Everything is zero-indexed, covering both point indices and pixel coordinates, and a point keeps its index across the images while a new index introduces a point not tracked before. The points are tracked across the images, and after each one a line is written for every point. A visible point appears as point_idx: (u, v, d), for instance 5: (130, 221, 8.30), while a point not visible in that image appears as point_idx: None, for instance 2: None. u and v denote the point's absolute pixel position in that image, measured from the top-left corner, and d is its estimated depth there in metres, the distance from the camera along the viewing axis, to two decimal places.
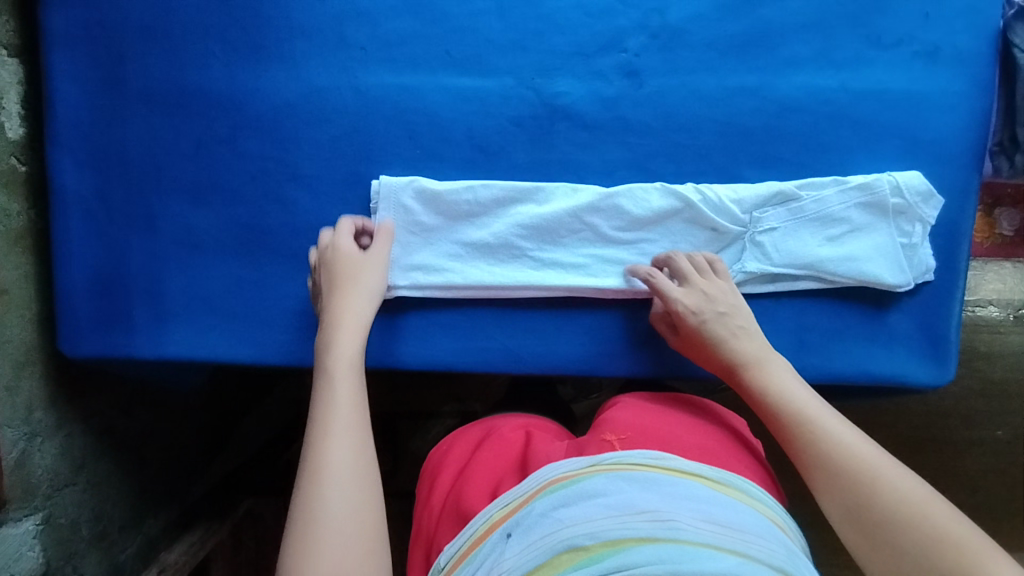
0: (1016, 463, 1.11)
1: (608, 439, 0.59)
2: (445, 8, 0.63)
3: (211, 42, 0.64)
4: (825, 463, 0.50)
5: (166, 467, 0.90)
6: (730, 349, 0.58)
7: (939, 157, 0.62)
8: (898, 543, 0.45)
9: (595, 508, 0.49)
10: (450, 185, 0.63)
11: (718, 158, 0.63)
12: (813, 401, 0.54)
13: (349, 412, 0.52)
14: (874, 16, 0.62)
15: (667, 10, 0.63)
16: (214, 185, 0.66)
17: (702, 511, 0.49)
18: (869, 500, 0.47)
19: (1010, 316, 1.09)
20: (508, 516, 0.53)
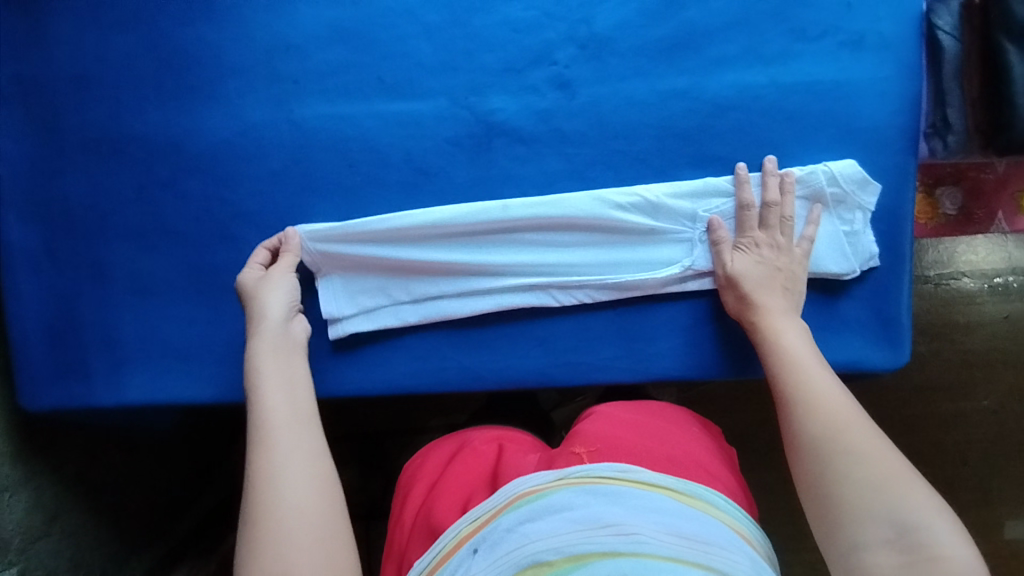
0: (1006, 431, 1.11)
1: (578, 452, 0.59)
2: (373, 34, 0.64)
3: (144, 87, 0.65)
4: (808, 399, 0.52)
5: (146, 509, 0.90)
6: (765, 313, 0.59)
7: (873, 143, 0.62)
8: (846, 474, 0.46)
9: (561, 523, 0.48)
10: (362, 218, 0.63)
11: (655, 161, 0.63)
12: (808, 349, 0.57)
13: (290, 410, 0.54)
14: (797, 9, 0.62)
15: (592, 19, 0.63)
16: (160, 227, 0.66)
17: (667, 524, 0.49)
18: (833, 434, 0.49)
19: (985, 286, 1.12)
20: (475, 531, 0.52)
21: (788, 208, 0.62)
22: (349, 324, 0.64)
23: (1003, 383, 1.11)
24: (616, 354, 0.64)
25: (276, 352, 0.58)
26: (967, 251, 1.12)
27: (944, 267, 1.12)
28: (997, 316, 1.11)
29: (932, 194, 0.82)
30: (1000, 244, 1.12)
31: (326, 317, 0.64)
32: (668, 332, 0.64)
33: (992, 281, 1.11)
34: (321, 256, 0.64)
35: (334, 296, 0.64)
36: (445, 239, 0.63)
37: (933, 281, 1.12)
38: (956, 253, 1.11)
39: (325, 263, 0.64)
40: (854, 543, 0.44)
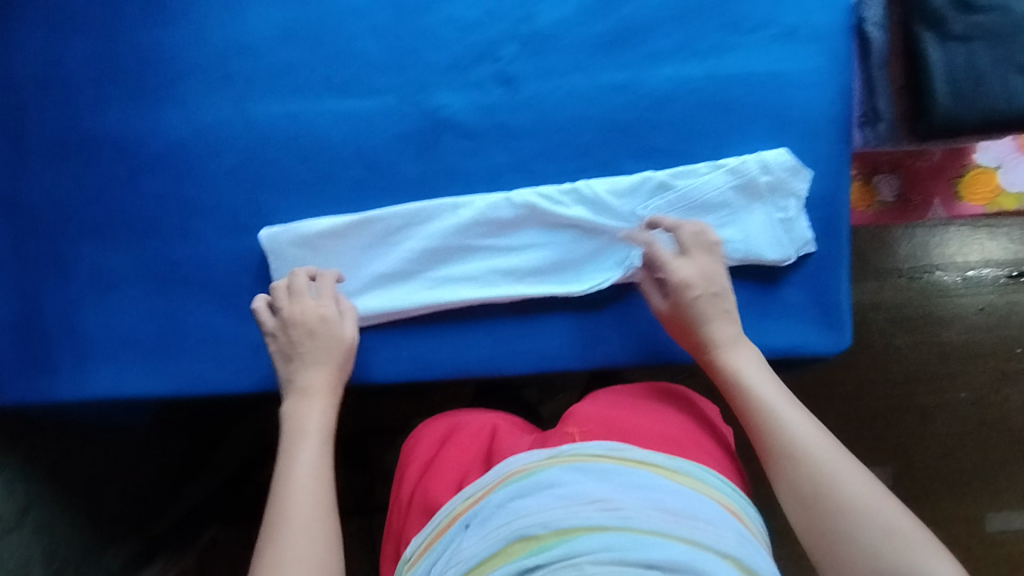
0: (984, 423, 1.12)
1: (569, 431, 0.61)
2: (323, 35, 0.66)
3: (104, 88, 0.67)
4: (791, 451, 0.53)
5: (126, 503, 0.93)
6: (709, 331, 0.60)
7: (806, 133, 0.64)
8: (851, 531, 0.48)
9: (549, 498, 0.50)
10: (352, 216, 0.66)
11: (598, 154, 0.65)
12: (777, 389, 0.57)
13: (316, 423, 0.60)
14: (731, 4, 0.64)
15: (534, 18, 0.65)
16: (121, 226, 0.68)
17: (653, 499, 0.50)
18: (828, 489, 0.51)
19: (959, 279, 1.13)
20: (469, 507, 0.55)
21: (704, 234, 0.63)
22: None
23: (980, 374, 1.12)
24: (563, 343, 0.67)
25: (304, 415, 0.60)
26: (941, 244, 1.13)
27: (918, 261, 1.13)
28: (972, 309, 1.13)
29: (869, 181, 0.76)
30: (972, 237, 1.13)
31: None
32: (612, 321, 0.67)
33: (965, 274, 1.13)
34: (279, 263, 0.66)
35: None
36: (402, 249, 0.66)
37: (908, 274, 1.13)
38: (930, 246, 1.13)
39: (283, 270, 0.67)
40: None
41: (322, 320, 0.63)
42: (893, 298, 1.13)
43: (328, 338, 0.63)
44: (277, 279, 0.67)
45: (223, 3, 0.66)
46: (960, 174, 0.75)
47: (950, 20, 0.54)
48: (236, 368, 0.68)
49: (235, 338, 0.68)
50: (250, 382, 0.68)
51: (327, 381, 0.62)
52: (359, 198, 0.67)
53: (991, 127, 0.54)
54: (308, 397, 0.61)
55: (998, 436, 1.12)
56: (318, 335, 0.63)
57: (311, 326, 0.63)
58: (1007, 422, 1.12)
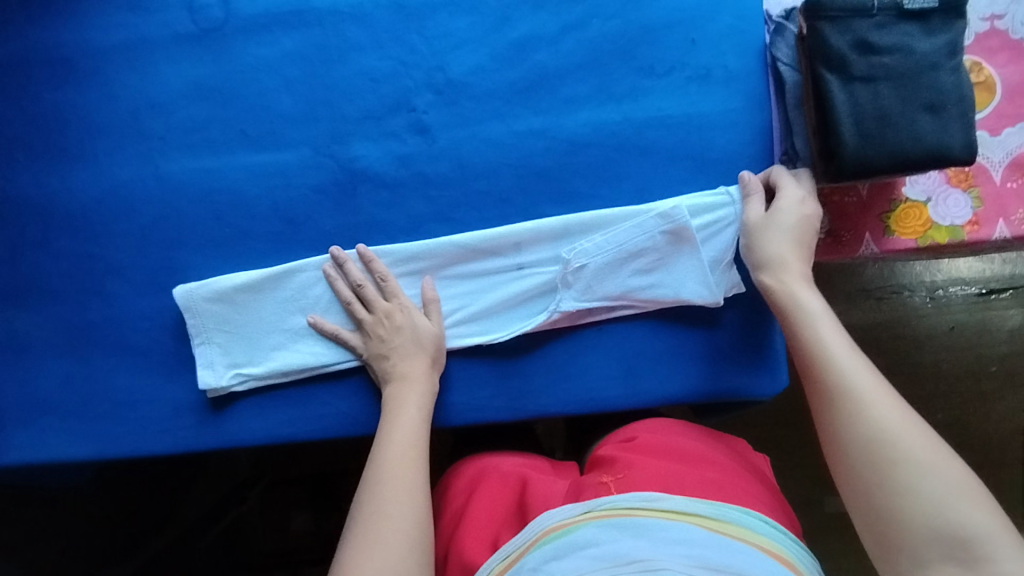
0: (963, 446, 1.10)
1: (605, 481, 0.56)
2: (236, 90, 0.65)
3: (15, 151, 0.66)
4: (854, 394, 0.48)
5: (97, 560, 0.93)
6: (785, 264, 0.57)
7: (728, 172, 0.63)
8: (909, 484, 0.43)
9: (585, 561, 0.45)
10: (276, 268, 0.64)
11: (519, 200, 0.64)
12: (842, 338, 0.52)
13: (412, 436, 0.57)
14: (643, 47, 0.63)
15: (447, 66, 0.64)
16: (36, 287, 0.66)
17: (696, 557, 0.45)
18: (885, 436, 0.46)
19: (928, 298, 1.11)
20: (505, 569, 0.50)
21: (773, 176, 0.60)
22: (225, 388, 0.64)
23: (954, 395, 1.10)
24: (494, 394, 0.65)
25: (404, 402, 0.59)
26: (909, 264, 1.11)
27: (887, 282, 1.11)
28: (944, 327, 1.11)
29: None
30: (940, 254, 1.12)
31: (203, 385, 0.64)
32: (542, 369, 0.65)
33: (934, 292, 1.11)
34: (196, 320, 0.64)
35: (210, 366, 0.64)
36: (323, 303, 0.65)
37: (876, 296, 1.11)
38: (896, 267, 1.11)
39: (199, 328, 0.64)
40: (914, 561, 0.42)
41: (402, 307, 0.63)
42: (864, 319, 1.11)
43: (414, 330, 0.62)
44: (194, 336, 0.65)
45: (132, 61, 0.65)
46: (891, 209, 0.67)
47: (852, 60, 0.53)
48: (156, 430, 0.65)
49: (154, 399, 0.66)
50: (172, 444, 0.66)
51: (417, 365, 0.61)
52: (277, 252, 0.65)
53: (901, 164, 0.54)
54: (407, 381, 0.60)
55: (977, 459, 1.10)
56: (405, 327, 0.62)
57: (395, 320, 0.62)
58: (986, 443, 1.10)
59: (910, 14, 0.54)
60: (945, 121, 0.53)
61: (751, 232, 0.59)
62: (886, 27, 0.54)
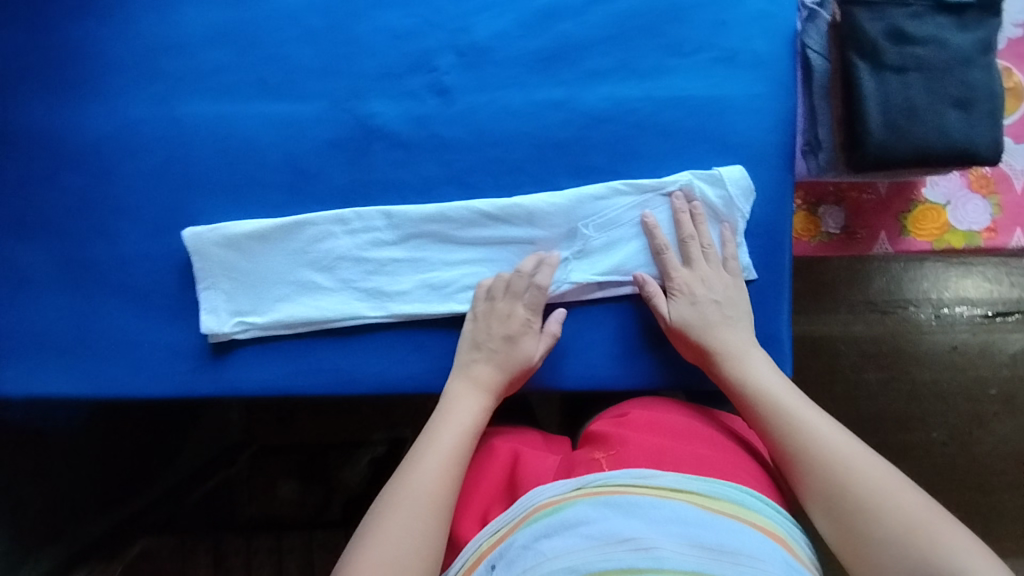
0: (955, 465, 1.09)
1: (597, 457, 0.56)
2: (256, 37, 0.64)
3: (24, 81, 0.64)
4: (812, 453, 0.51)
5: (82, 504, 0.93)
6: (719, 337, 0.59)
7: (750, 156, 0.63)
8: (879, 525, 0.46)
9: (577, 540, 0.45)
10: (285, 221, 0.63)
11: (535, 170, 0.63)
12: (791, 394, 0.55)
13: (463, 431, 0.56)
14: (671, 25, 0.63)
15: (472, 28, 0.63)
16: (37, 222, 0.65)
17: (688, 535, 0.45)
18: (847, 485, 0.49)
19: (932, 316, 1.10)
20: (494, 546, 0.49)
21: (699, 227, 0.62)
22: (227, 335, 0.64)
23: (951, 415, 1.10)
24: None
25: (456, 409, 0.57)
26: (914, 279, 1.10)
27: (892, 296, 1.10)
28: (945, 346, 1.10)
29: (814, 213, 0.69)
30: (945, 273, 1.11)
31: (205, 330, 0.63)
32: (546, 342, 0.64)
33: (939, 311, 1.10)
34: (203, 264, 0.64)
35: (213, 313, 0.64)
36: (335, 255, 0.64)
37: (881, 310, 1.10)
38: (903, 281, 1.10)
39: (206, 272, 0.64)
40: None
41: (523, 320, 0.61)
42: (868, 331, 1.10)
43: (517, 349, 0.60)
44: (199, 281, 0.64)
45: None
46: (908, 210, 0.67)
47: (885, 50, 0.53)
48: (154, 373, 0.65)
49: (154, 342, 0.65)
50: (169, 388, 0.65)
51: (494, 380, 0.59)
52: (289, 202, 0.64)
53: (924, 159, 0.53)
54: (478, 390, 0.59)
55: (969, 477, 1.09)
56: (514, 341, 0.60)
57: (510, 330, 0.60)
58: (978, 464, 1.09)
59: (947, 6, 0.53)
60: (973, 118, 0.52)
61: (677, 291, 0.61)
62: (922, 18, 0.53)
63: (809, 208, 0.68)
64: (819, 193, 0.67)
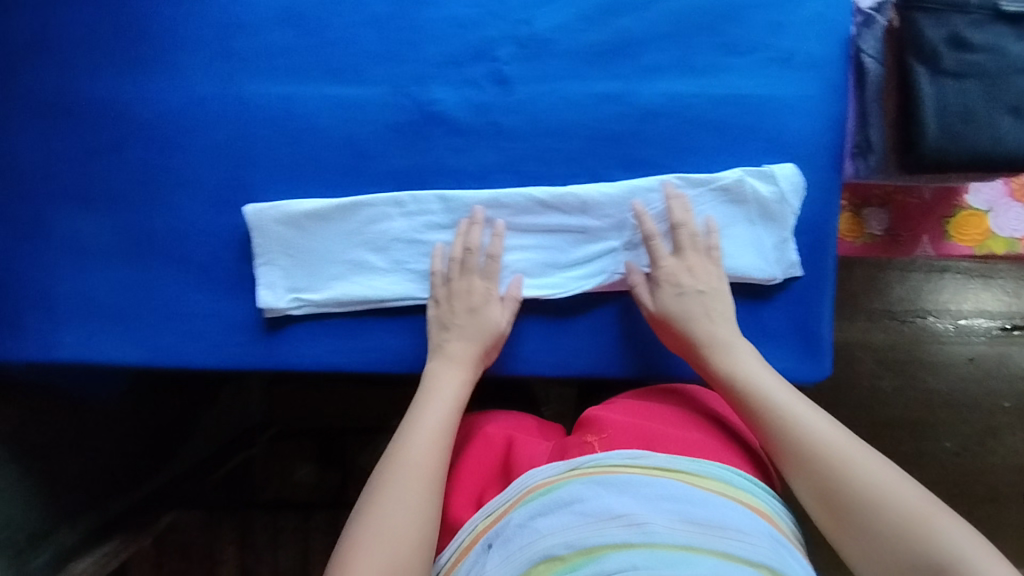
0: (966, 474, 1.10)
1: (589, 440, 0.58)
2: (322, 20, 0.66)
3: (97, 55, 0.66)
4: (805, 450, 0.53)
5: (100, 476, 0.87)
6: (702, 328, 0.61)
7: (801, 156, 0.64)
8: (876, 517, 0.48)
9: (571, 517, 0.48)
10: (343, 200, 0.65)
11: (588, 161, 0.65)
12: (782, 389, 0.57)
13: (444, 407, 0.59)
14: (729, 24, 0.64)
15: (533, 21, 0.65)
16: (104, 191, 0.67)
17: (678, 511, 0.48)
18: (842, 479, 0.51)
19: (951, 327, 1.12)
20: (490, 526, 0.52)
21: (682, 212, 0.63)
22: (283, 310, 0.65)
23: (965, 425, 1.11)
24: (541, 348, 0.66)
25: (438, 389, 0.60)
26: (935, 291, 1.12)
27: (912, 305, 1.12)
28: (963, 357, 1.11)
29: (858, 214, 0.70)
30: (967, 285, 1.12)
31: (262, 305, 0.65)
32: (590, 329, 0.66)
33: (957, 322, 1.12)
34: (262, 241, 0.65)
35: (270, 288, 0.65)
36: (391, 237, 0.66)
37: (900, 318, 1.11)
38: (923, 290, 1.11)
39: (266, 248, 0.65)
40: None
41: (485, 292, 0.64)
42: (885, 339, 1.12)
43: (483, 320, 0.63)
44: (258, 257, 0.65)
45: None
46: (952, 214, 0.68)
47: (943, 55, 0.54)
48: (209, 344, 0.67)
49: (210, 313, 0.67)
50: (222, 359, 0.67)
51: (468, 351, 0.62)
52: (348, 183, 0.66)
53: (976, 163, 0.54)
54: (452, 363, 0.62)
55: (980, 487, 1.10)
56: (479, 313, 0.63)
57: (473, 303, 0.63)
58: (988, 475, 1.10)
59: (1007, 15, 0.54)
60: None
61: (660, 279, 0.63)
62: (981, 26, 0.54)
63: (853, 211, 0.69)
64: (864, 196, 0.69)
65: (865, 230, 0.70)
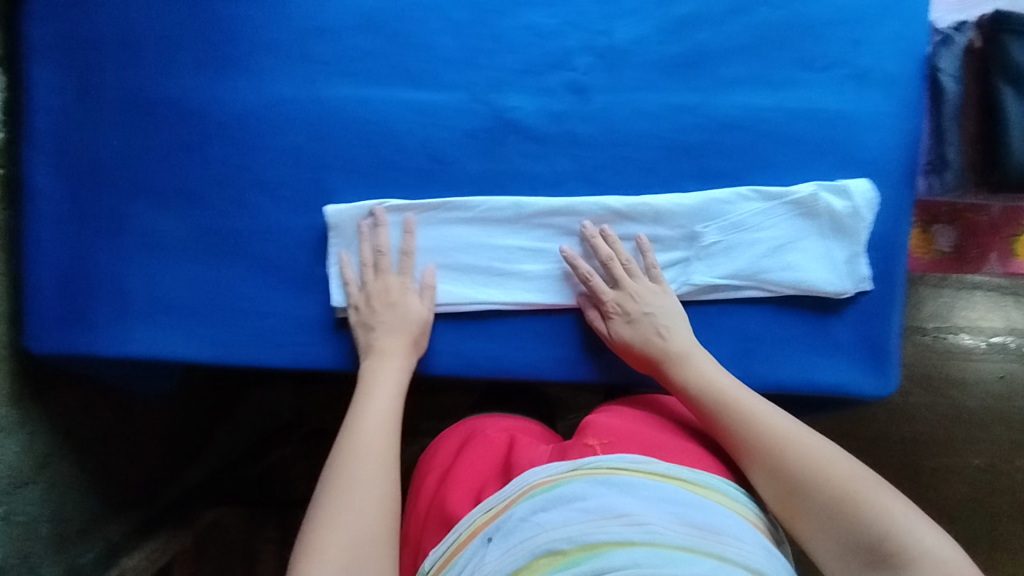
0: (994, 492, 1.09)
1: (591, 444, 0.57)
2: (403, 26, 0.67)
3: (180, 55, 0.67)
4: (767, 443, 0.54)
5: (136, 468, 0.93)
6: (657, 347, 0.61)
7: (876, 172, 0.65)
8: (836, 505, 0.50)
9: (573, 513, 0.48)
10: (421, 202, 0.66)
11: (663, 171, 0.66)
12: (739, 387, 0.59)
13: (386, 406, 0.59)
14: (807, 40, 0.65)
15: (611, 32, 0.66)
16: (181, 189, 0.68)
17: (678, 513, 0.48)
18: (803, 468, 0.52)
19: (983, 344, 1.11)
20: (490, 520, 0.51)
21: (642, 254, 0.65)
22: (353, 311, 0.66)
23: (993, 442, 1.09)
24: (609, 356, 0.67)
25: (376, 391, 0.60)
26: (966, 308, 1.11)
27: (943, 321, 1.11)
28: (994, 375, 1.10)
29: (927, 230, 0.74)
30: (999, 304, 1.12)
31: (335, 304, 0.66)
32: None
33: (990, 340, 1.11)
34: (338, 242, 0.66)
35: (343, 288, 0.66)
36: (464, 242, 0.66)
37: (931, 334, 1.11)
38: (956, 307, 1.11)
39: (341, 249, 0.66)
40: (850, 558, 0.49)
41: (396, 287, 0.65)
42: (912, 355, 1.11)
43: (405, 311, 0.64)
44: (332, 258, 0.66)
45: None
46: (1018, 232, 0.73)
47: None
48: (280, 343, 0.67)
49: (281, 313, 0.67)
50: (291, 359, 0.67)
51: (398, 342, 0.63)
52: (423, 187, 0.67)
53: None
54: (386, 356, 0.62)
55: (1007, 504, 1.09)
56: (397, 307, 0.64)
57: (390, 298, 0.64)
58: (1017, 491, 1.09)
59: None
60: None
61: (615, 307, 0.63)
62: None
63: (924, 226, 0.73)
64: (935, 212, 0.73)
65: (933, 245, 0.74)
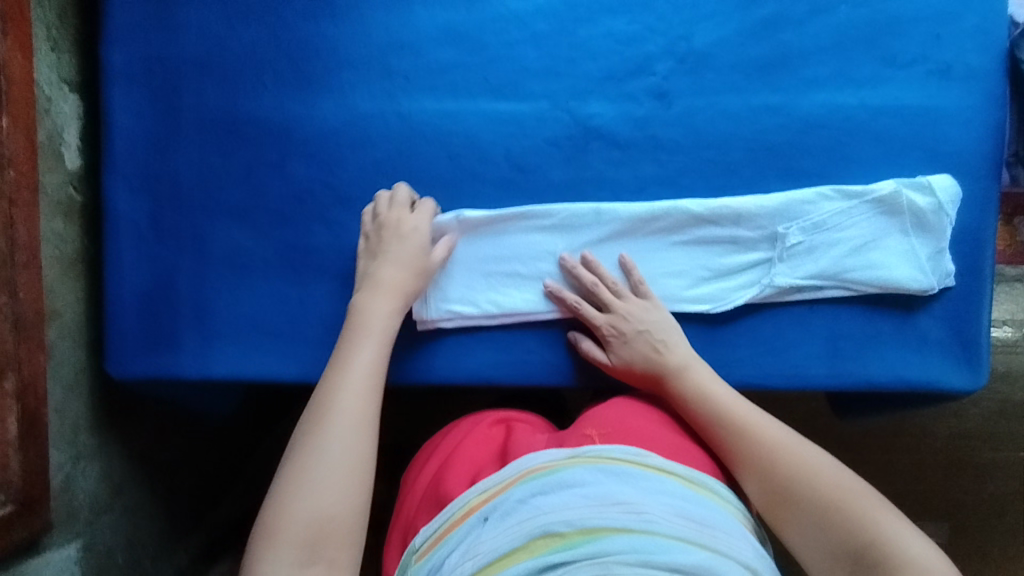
0: None
1: (589, 434, 0.56)
2: (484, 38, 0.67)
3: (262, 75, 0.68)
4: (762, 453, 0.55)
5: (193, 490, 0.91)
6: (654, 362, 0.62)
7: (961, 166, 0.65)
8: (830, 517, 0.51)
9: (573, 498, 0.47)
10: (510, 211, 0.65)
11: (747, 172, 0.66)
12: (735, 397, 0.59)
13: (367, 370, 0.57)
14: (888, 38, 0.65)
15: (692, 36, 0.66)
16: (263, 208, 0.68)
17: (676, 505, 0.48)
18: (797, 480, 0.53)
19: None
20: (486, 501, 0.50)
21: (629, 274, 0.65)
22: (433, 322, 0.65)
23: None
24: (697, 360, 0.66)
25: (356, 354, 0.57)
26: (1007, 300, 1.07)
27: None
28: None
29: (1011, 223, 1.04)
30: None
31: (415, 314, 0.65)
32: (744, 340, 0.66)
33: None
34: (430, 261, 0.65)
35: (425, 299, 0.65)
36: (543, 252, 0.66)
37: None
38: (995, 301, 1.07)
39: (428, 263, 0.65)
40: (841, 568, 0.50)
41: (416, 231, 0.64)
42: None
43: (409, 247, 0.63)
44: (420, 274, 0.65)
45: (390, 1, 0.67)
46: None
47: None
48: None
49: None
50: None
51: (399, 279, 0.62)
52: (506, 196, 0.67)
53: None
54: (379, 290, 0.62)
55: None
56: (407, 243, 0.63)
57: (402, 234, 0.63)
58: None
59: None
60: None
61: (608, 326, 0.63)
62: None
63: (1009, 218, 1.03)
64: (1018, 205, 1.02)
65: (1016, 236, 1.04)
